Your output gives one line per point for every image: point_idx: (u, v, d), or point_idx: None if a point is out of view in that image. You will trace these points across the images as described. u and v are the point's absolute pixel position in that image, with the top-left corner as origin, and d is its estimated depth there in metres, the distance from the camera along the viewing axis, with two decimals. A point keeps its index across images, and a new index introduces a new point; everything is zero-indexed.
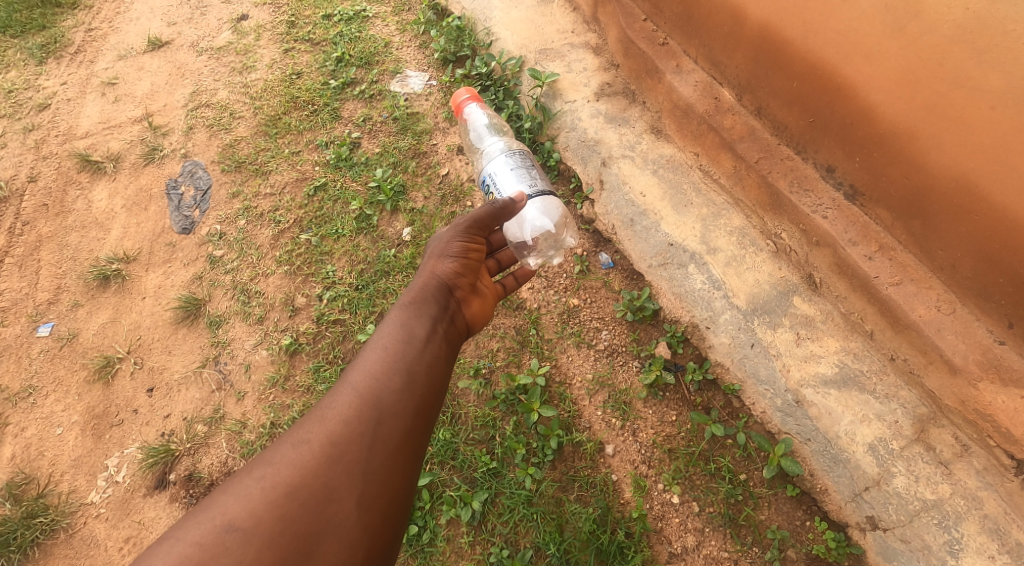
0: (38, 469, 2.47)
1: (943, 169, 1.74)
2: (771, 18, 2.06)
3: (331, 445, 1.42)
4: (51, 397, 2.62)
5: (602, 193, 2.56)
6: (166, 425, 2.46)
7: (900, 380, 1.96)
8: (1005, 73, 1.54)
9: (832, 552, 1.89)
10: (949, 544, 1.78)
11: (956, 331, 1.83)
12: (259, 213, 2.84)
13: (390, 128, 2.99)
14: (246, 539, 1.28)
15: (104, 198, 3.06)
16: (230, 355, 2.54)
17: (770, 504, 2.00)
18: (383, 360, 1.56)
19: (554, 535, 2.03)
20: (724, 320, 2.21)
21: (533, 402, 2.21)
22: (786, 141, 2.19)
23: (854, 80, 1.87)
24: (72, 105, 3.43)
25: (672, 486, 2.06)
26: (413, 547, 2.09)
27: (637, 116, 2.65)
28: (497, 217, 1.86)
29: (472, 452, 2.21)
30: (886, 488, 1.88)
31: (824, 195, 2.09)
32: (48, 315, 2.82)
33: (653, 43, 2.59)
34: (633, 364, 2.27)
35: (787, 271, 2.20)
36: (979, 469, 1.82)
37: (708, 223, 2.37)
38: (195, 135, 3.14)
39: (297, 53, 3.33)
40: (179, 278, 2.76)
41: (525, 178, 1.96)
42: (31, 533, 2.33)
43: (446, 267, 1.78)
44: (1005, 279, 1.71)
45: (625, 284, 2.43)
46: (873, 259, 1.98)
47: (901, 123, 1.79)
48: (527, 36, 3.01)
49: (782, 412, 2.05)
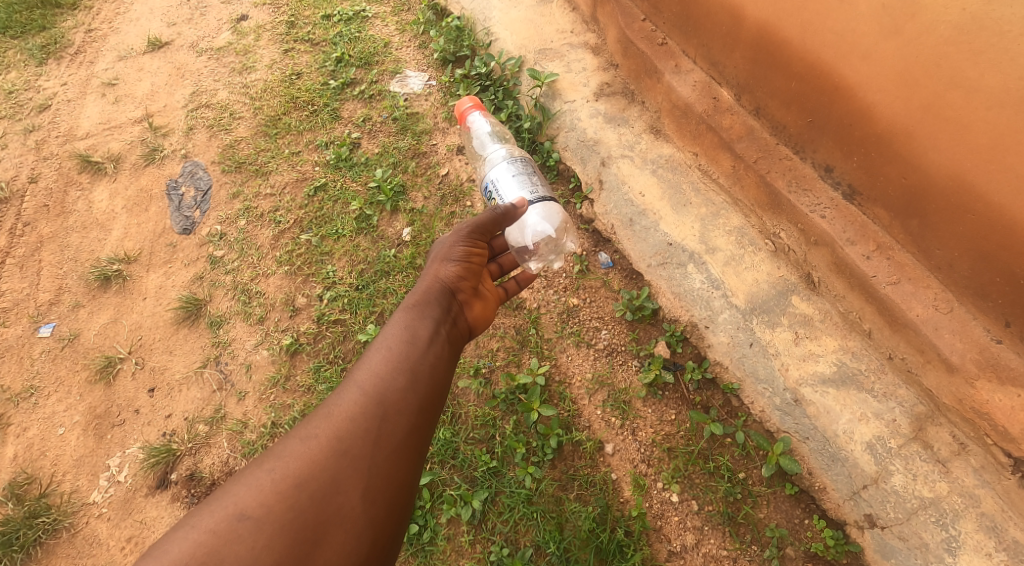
0: (40, 469, 2.48)
1: (940, 169, 1.74)
2: (770, 19, 2.07)
3: (338, 440, 1.44)
4: (53, 397, 2.63)
5: (601, 193, 2.57)
6: (167, 425, 2.47)
7: (898, 379, 1.97)
8: (1001, 74, 1.55)
9: (830, 550, 1.90)
10: (946, 542, 1.79)
11: (954, 330, 1.84)
12: (259, 213, 2.85)
13: (390, 128, 2.99)
14: (258, 528, 1.29)
15: (105, 199, 3.07)
16: (231, 355, 2.55)
17: (769, 502, 2.01)
18: (387, 360, 1.57)
19: (554, 534, 2.04)
20: (724, 320, 2.22)
21: (533, 402, 2.22)
22: (785, 141, 2.19)
23: (851, 81, 1.88)
24: (72, 106, 3.44)
25: (671, 485, 2.07)
26: (413, 545, 2.10)
27: (636, 116, 2.66)
28: (499, 222, 1.88)
29: (472, 452, 2.22)
30: (884, 486, 1.89)
31: (823, 195, 2.10)
32: (49, 316, 2.83)
33: (652, 43, 2.60)
34: (633, 364, 2.28)
35: (786, 270, 2.21)
36: (977, 467, 1.83)
37: (707, 223, 2.38)
38: (195, 135, 3.15)
39: (297, 53, 3.34)
40: (179, 278, 2.77)
41: (527, 184, 1.97)
42: (33, 533, 2.34)
43: (449, 270, 1.80)
44: (1001, 278, 1.72)
45: (624, 283, 2.43)
46: (871, 259, 1.98)
47: (898, 123, 1.80)
48: (526, 37, 3.01)
49: (781, 410, 2.06)
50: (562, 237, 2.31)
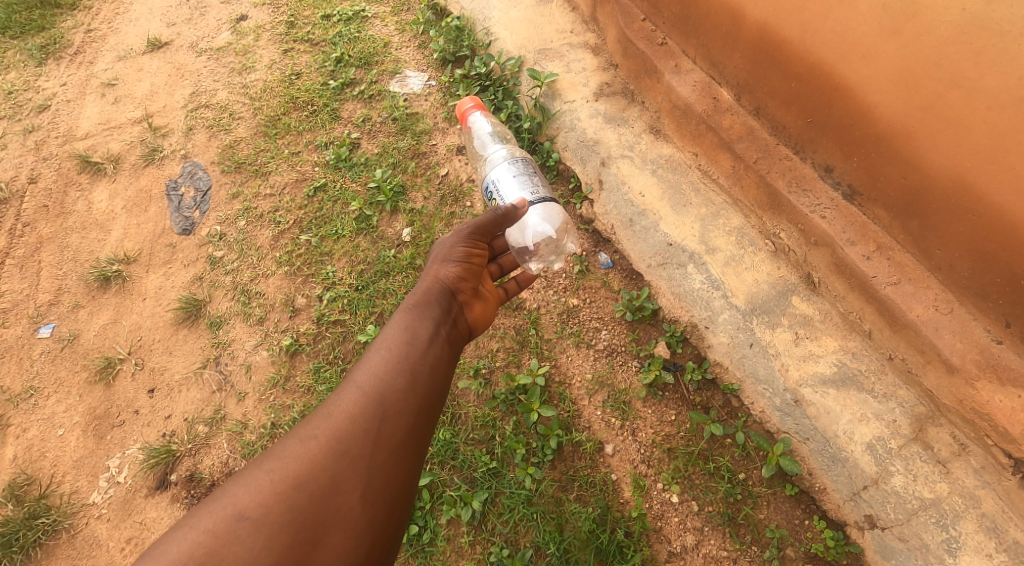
0: (40, 470, 2.48)
1: (941, 169, 1.74)
2: (769, 19, 2.06)
3: (338, 440, 1.44)
4: (53, 398, 2.63)
5: (601, 193, 2.57)
6: (167, 426, 2.47)
7: (898, 379, 1.97)
8: (1001, 74, 1.55)
9: (831, 551, 1.90)
10: (947, 543, 1.79)
11: (954, 330, 1.83)
12: (259, 213, 2.85)
13: (390, 128, 2.99)
14: (256, 529, 1.30)
15: (104, 199, 3.07)
16: (231, 356, 2.54)
17: (769, 503, 2.00)
18: (387, 361, 1.57)
19: (554, 534, 2.04)
20: (724, 320, 2.22)
21: (533, 402, 2.22)
22: (784, 141, 2.19)
23: (851, 81, 1.87)
24: (72, 106, 3.43)
25: (671, 486, 2.07)
26: (413, 546, 2.10)
27: (636, 116, 2.66)
28: (500, 223, 1.87)
29: (472, 452, 2.22)
30: (885, 487, 1.88)
31: (823, 195, 2.10)
32: (49, 317, 2.83)
33: (651, 43, 2.59)
34: (633, 364, 2.28)
35: (786, 271, 2.21)
36: (977, 467, 1.83)
37: (707, 223, 2.38)
38: (195, 136, 3.14)
39: (297, 53, 3.34)
40: (179, 278, 2.77)
41: (527, 185, 1.97)
42: (33, 534, 2.33)
43: (449, 271, 1.79)
44: (1002, 279, 1.71)
45: (624, 283, 2.43)
46: (872, 259, 1.98)
47: (898, 123, 1.80)
48: (526, 37, 3.01)
49: (781, 411, 2.06)
50: (563, 238, 2.30)
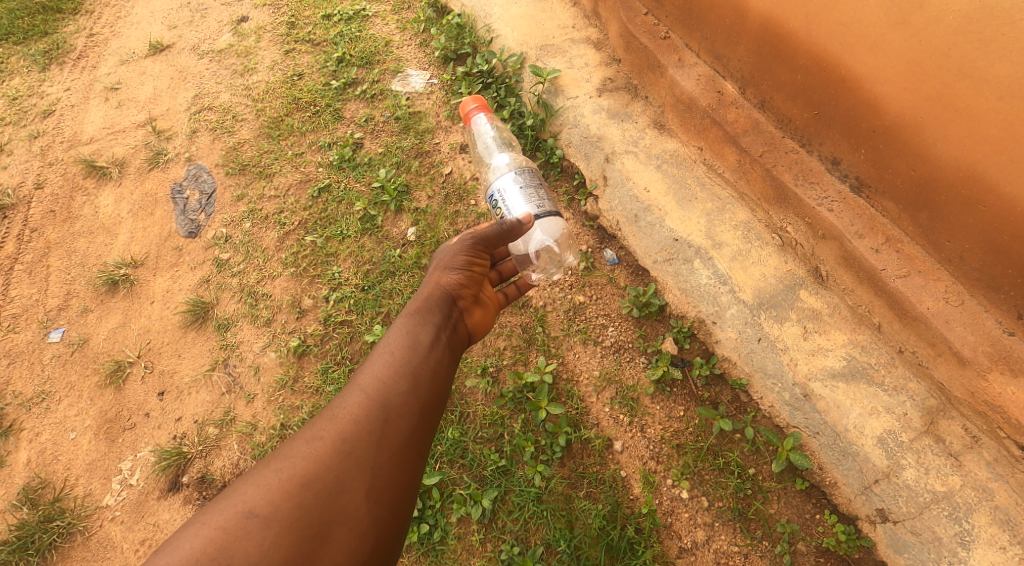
0: (53, 474, 2.50)
1: (949, 159, 1.73)
2: (774, 11, 2.05)
3: (343, 441, 1.45)
4: (64, 402, 2.65)
5: (606, 189, 2.55)
6: (178, 428, 2.48)
7: (909, 372, 1.96)
8: (1012, 62, 1.53)
9: (842, 545, 1.89)
10: (959, 535, 1.78)
11: (965, 322, 1.82)
12: (264, 215, 2.85)
13: (392, 127, 2.98)
14: (266, 525, 1.31)
15: (111, 203, 3.08)
16: (239, 358, 2.55)
17: (780, 498, 1.99)
18: (389, 364, 1.58)
19: (564, 531, 2.04)
20: (730, 316, 2.21)
21: (541, 400, 2.22)
22: (790, 134, 2.18)
23: (858, 72, 1.86)
24: (76, 111, 3.45)
25: (681, 481, 2.06)
26: (424, 545, 2.10)
27: (639, 111, 2.64)
28: (504, 236, 1.81)
29: (481, 451, 2.22)
30: (896, 480, 1.88)
31: (830, 187, 2.08)
32: (59, 322, 2.84)
33: (654, 37, 2.59)
34: (640, 360, 2.27)
35: (793, 264, 2.20)
36: (990, 460, 1.82)
37: (713, 217, 2.37)
38: (198, 138, 3.15)
39: (298, 54, 3.33)
40: (187, 281, 2.78)
41: (532, 198, 1.83)
42: (49, 536, 2.36)
43: (450, 279, 1.79)
44: (1014, 270, 1.70)
45: (630, 280, 2.41)
46: (880, 252, 1.97)
47: (907, 114, 1.78)
48: (527, 33, 3.00)
49: (790, 405, 2.04)
50: (562, 252, 2.30)
